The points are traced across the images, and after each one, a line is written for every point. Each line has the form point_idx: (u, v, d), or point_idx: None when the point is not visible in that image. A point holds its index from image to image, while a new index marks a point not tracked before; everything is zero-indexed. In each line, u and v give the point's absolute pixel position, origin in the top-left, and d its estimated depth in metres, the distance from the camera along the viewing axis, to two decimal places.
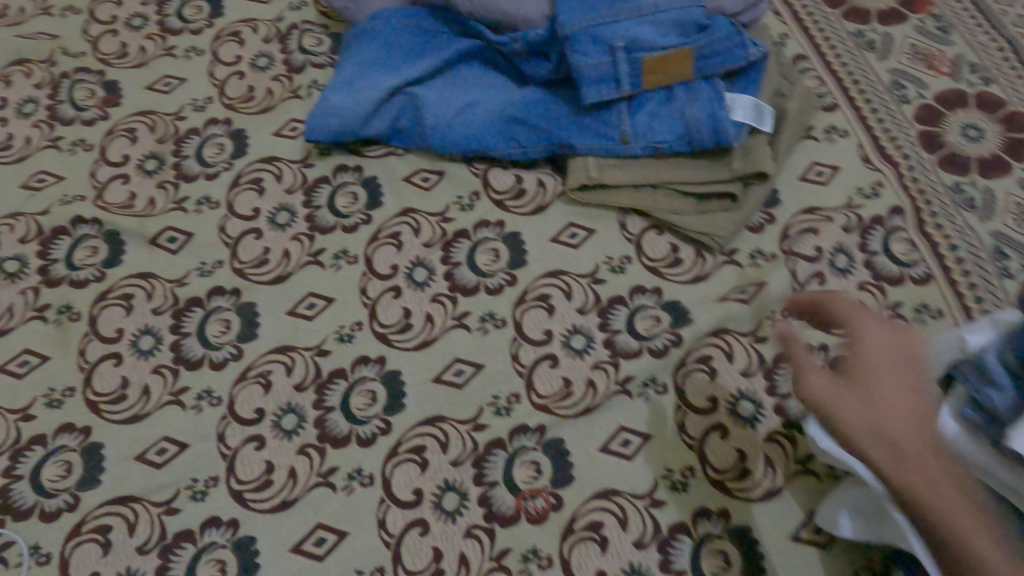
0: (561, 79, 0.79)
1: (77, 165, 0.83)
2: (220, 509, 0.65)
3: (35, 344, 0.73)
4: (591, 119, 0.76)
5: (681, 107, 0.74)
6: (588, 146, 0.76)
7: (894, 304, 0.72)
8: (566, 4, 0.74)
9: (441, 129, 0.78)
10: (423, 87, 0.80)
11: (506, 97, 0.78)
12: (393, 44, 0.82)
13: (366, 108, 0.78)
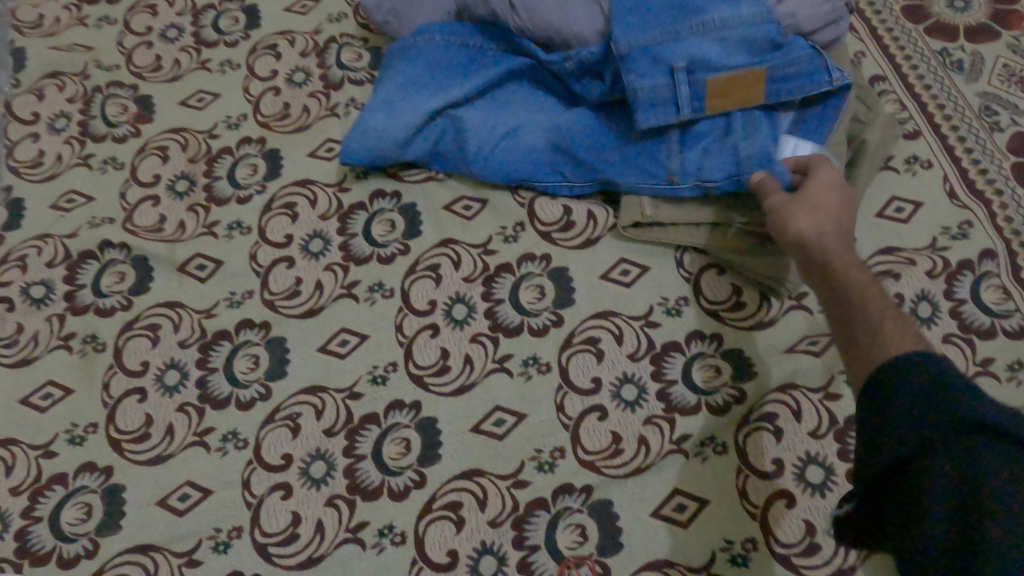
0: (614, 102, 0.73)
1: (107, 185, 0.80)
2: (243, 563, 0.61)
3: (59, 376, 0.70)
4: (642, 148, 0.70)
5: (736, 143, 0.67)
6: (637, 179, 0.70)
7: (984, 361, 0.64)
8: (624, 19, 0.68)
9: (483, 157, 0.73)
10: (465, 108, 0.75)
11: (552, 122, 0.73)
12: (437, 63, 0.77)
13: (403, 129, 0.73)
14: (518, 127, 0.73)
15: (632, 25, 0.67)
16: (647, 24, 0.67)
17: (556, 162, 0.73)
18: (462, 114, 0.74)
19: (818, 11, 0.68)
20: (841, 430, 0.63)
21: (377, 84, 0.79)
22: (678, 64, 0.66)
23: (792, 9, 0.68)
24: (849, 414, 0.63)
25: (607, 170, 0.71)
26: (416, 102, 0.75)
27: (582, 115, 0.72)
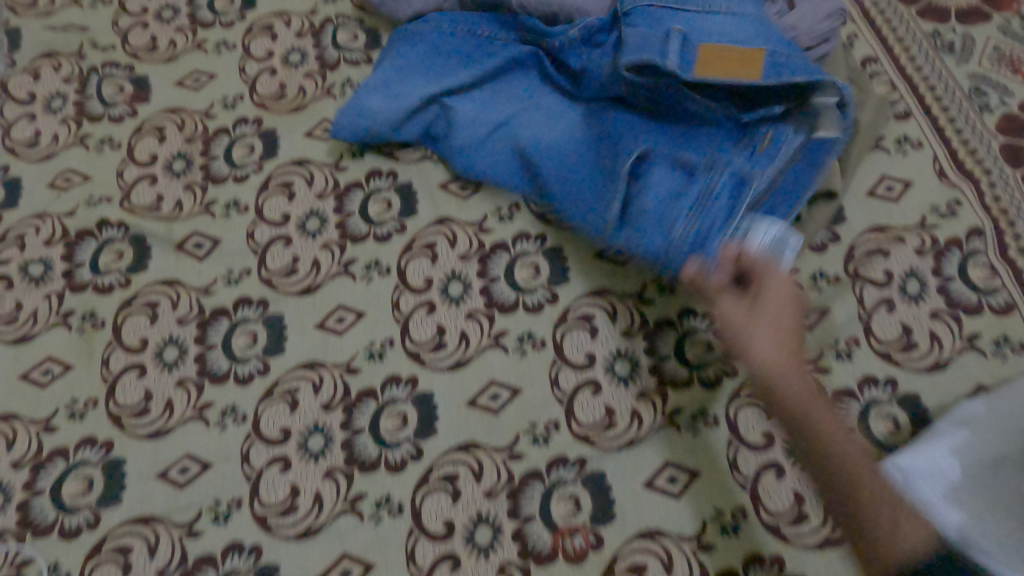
0: (592, 121, 0.72)
1: (104, 165, 0.80)
2: (243, 533, 0.62)
3: (58, 352, 0.71)
4: (603, 169, 0.69)
5: (686, 206, 0.64)
6: (581, 205, 0.69)
7: (970, 336, 0.65)
8: None
9: (468, 148, 0.74)
10: (460, 87, 0.75)
11: (529, 131, 0.73)
12: (443, 46, 0.78)
13: (402, 102, 0.75)
14: (501, 121, 0.74)
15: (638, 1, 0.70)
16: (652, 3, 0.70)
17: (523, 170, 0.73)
18: (453, 98, 0.75)
19: (817, 28, 0.72)
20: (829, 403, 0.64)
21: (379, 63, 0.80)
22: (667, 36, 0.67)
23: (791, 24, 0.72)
24: (837, 388, 0.64)
25: (561, 195, 0.70)
26: (418, 81, 0.77)
27: (560, 129, 0.72)
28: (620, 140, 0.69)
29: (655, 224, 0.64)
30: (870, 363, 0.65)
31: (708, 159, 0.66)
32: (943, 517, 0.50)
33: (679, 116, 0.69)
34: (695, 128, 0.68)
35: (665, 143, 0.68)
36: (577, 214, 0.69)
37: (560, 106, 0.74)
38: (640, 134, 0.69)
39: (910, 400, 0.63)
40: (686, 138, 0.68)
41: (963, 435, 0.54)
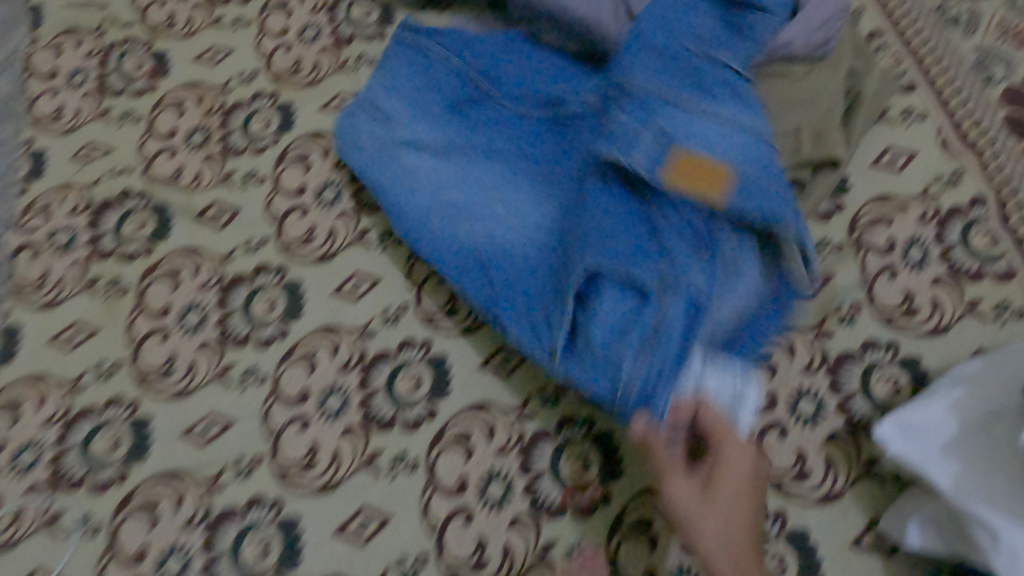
0: (546, 220, 0.65)
1: (126, 138, 0.82)
2: (264, 488, 0.65)
3: (84, 316, 0.73)
4: (545, 277, 0.63)
5: (633, 339, 0.57)
6: (525, 322, 0.63)
7: (971, 302, 0.67)
8: (638, 53, 0.65)
9: (411, 212, 0.69)
10: (429, 137, 0.71)
11: (478, 219, 0.66)
12: (432, 90, 0.74)
13: (381, 133, 0.73)
14: (455, 199, 0.68)
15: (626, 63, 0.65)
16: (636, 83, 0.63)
17: (465, 259, 0.66)
18: (420, 149, 0.71)
19: (812, 39, 0.69)
20: (832, 365, 0.66)
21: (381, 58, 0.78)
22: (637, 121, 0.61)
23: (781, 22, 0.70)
24: (840, 351, 0.66)
25: (497, 301, 0.64)
26: (399, 110, 0.73)
27: (511, 220, 0.66)
28: (564, 245, 0.62)
29: (596, 355, 0.58)
30: (872, 327, 0.67)
31: (665, 288, 0.56)
32: (938, 468, 0.52)
33: (638, 208, 0.61)
34: (659, 233, 0.59)
35: (623, 254, 0.58)
36: (512, 323, 0.63)
37: (520, 182, 0.68)
38: (600, 240, 0.58)
39: (911, 362, 0.65)
40: (655, 255, 0.58)
41: (960, 391, 0.55)
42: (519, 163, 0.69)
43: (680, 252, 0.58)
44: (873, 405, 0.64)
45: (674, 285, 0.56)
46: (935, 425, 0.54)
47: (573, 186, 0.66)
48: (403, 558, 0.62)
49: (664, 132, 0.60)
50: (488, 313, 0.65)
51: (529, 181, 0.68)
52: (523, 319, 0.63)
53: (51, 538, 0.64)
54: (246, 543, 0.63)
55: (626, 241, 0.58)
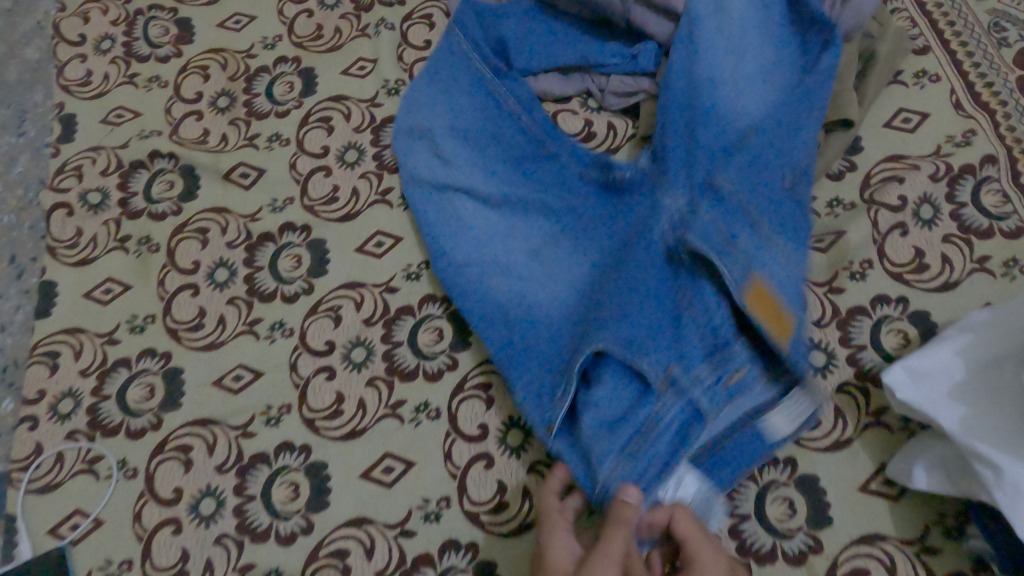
0: (572, 296, 0.67)
1: (153, 102, 0.85)
2: (293, 434, 0.68)
3: (117, 273, 0.76)
4: (557, 350, 0.64)
5: (626, 432, 0.58)
6: (530, 382, 0.64)
7: (981, 258, 0.68)
8: (717, 142, 0.66)
9: (451, 248, 0.71)
10: (480, 183, 0.73)
11: (505, 285, 0.68)
12: (505, 137, 0.74)
13: (437, 169, 0.75)
14: (489, 257, 0.70)
15: (677, 160, 0.65)
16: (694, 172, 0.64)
17: (487, 315, 0.67)
18: (470, 198, 0.73)
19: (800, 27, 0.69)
20: (842, 319, 0.68)
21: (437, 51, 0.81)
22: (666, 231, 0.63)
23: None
24: (850, 305, 0.68)
25: (509, 355, 0.65)
26: (459, 151, 0.75)
27: (541, 287, 0.68)
28: (585, 322, 0.63)
29: (588, 441, 0.59)
30: (883, 283, 0.68)
31: (673, 381, 0.58)
32: (944, 411, 0.54)
33: (659, 300, 0.61)
34: (677, 322, 0.60)
35: (643, 332, 0.60)
36: (518, 383, 0.64)
37: (553, 256, 0.69)
38: (622, 317, 0.60)
39: (921, 316, 0.67)
40: (668, 341, 0.59)
41: (966, 338, 0.57)
42: (554, 230, 0.70)
43: (692, 349, 0.58)
44: (882, 357, 0.66)
45: (683, 382, 0.58)
46: (944, 371, 0.56)
47: (600, 270, 0.67)
48: (427, 500, 0.64)
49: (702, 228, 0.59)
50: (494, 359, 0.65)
51: (561, 251, 0.69)
52: (529, 384, 0.64)
53: (91, 480, 0.68)
54: (276, 485, 0.66)
55: (644, 329, 0.60)
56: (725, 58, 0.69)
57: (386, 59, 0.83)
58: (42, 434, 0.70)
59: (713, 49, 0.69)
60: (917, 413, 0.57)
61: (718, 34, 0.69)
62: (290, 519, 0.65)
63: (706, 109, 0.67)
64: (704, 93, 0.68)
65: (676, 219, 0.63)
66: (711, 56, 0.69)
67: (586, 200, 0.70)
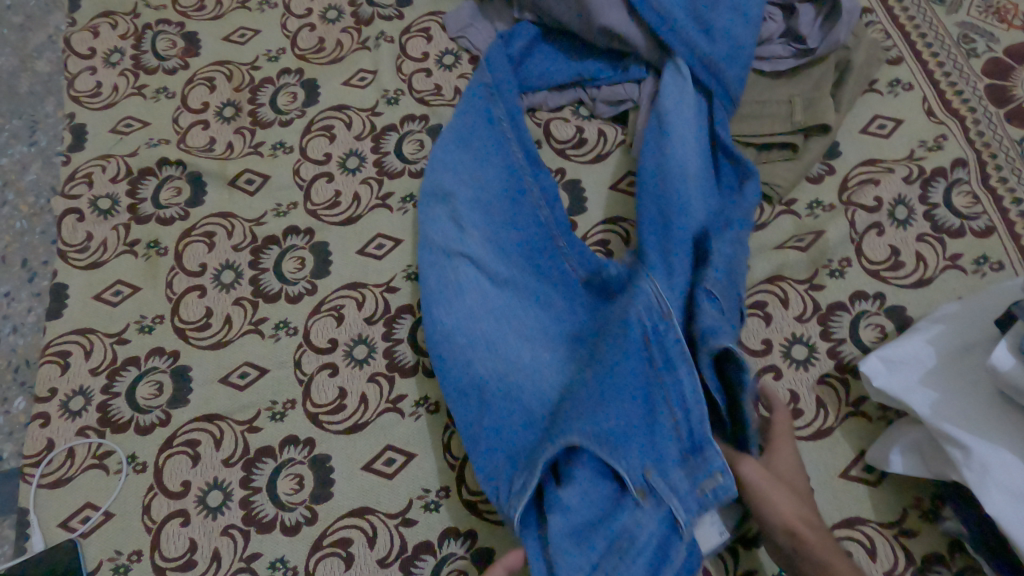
0: (547, 385, 0.64)
1: (161, 112, 0.88)
2: (298, 428, 0.70)
3: (126, 276, 0.79)
4: (526, 437, 0.62)
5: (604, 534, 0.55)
6: (499, 468, 0.61)
7: (952, 256, 0.72)
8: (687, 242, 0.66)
9: (435, 309, 0.68)
10: (476, 252, 0.70)
11: (488, 360, 0.65)
12: (494, 204, 0.73)
13: (447, 234, 0.72)
14: (477, 330, 0.67)
15: (659, 262, 0.66)
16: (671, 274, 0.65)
17: (465, 392, 0.65)
18: (470, 265, 0.70)
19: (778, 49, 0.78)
20: (823, 315, 0.71)
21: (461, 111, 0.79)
22: (647, 317, 0.60)
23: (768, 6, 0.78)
24: (830, 302, 0.71)
25: (479, 439, 0.63)
26: (473, 220, 0.72)
27: (522, 370, 0.64)
28: (565, 411, 0.60)
29: (557, 539, 0.55)
30: (860, 280, 0.72)
31: (652, 488, 0.55)
32: (917, 397, 0.57)
33: (642, 393, 0.58)
34: (655, 420, 0.57)
35: (620, 429, 0.57)
36: (482, 462, 0.62)
37: (531, 338, 0.66)
38: (603, 413, 0.58)
39: (896, 311, 0.70)
40: (645, 440, 0.57)
41: (938, 328, 0.60)
42: (537, 313, 0.68)
43: (666, 452, 0.56)
44: (861, 350, 0.69)
45: (662, 488, 0.55)
46: (917, 360, 0.59)
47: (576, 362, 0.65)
48: (426, 491, 0.67)
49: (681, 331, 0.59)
50: (468, 435, 0.63)
51: (542, 337, 0.67)
52: (492, 469, 0.61)
53: (101, 474, 0.70)
54: (281, 478, 0.69)
55: (626, 423, 0.57)
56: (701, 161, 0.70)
57: (385, 70, 0.87)
58: (53, 431, 0.72)
59: (692, 149, 0.71)
60: (893, 400, 0.60)
61: (698, 134, 0.72)
62: (294, 509, 0.67)
63: (680, 205, 0.67)
64: (684, 185, 0.68)
65: (655, 309, 0.60)
66: (687, 151, 0.70)
67: (571, 286, 0.69)
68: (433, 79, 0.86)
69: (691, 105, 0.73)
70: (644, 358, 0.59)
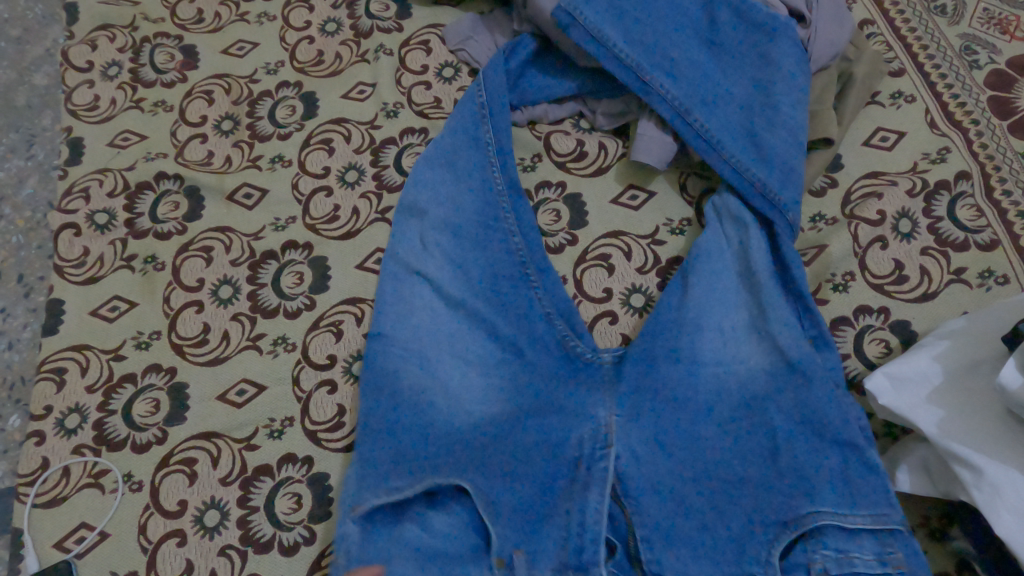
0: (476, 422, 0.66)
1: (159, 125, 0.87)
2: (296, 446, 0.70)
3: (123, 291, 0.78)
4: (434, 455, 0.64)
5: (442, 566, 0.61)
6: (394, 468, 0.63)
7: (957, 270, 0.71)
8: (680, 362, 0.65)
9: (386, 311, 0.71)
10: (434, 272, 0.72)
11: (417, 379, 0.67)
12: (467, 234, 0.73)
13: (412, 249, 0.74)
14: (417, 348, 0.69)
15: (681, 401, 0.64)
16: (651, 402, 0.65)
17: (395, 401, 0.66)
18: (427, 285, 0.72)
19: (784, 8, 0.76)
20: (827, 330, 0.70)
21: (453, 119, 0.79)
22: (586, 442, 0.65)
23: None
24: (834, 316, 0.71)
25: (382, 435, 0.65)
26: (440, 243, 0.73)
27: (460, 400, 0.67)
28: (472, 456, 0.64)
29: (396, 547, 0.61)
30: (865, 294, 0.71)
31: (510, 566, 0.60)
32: (924, 414, 0.56)
33: (542, 484, 0.64)
34: (553, 515, 0.63)
35: (515, 499, 0.63)
36: (376, 454, 0.64)
37: (485, 389, 0.68)
38: (507, 478, 0.63)
39: (901, 326, 0.69)
40: (530, 526, 0.62)
41: (943, 344, 0.59)
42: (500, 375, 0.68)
43: (547, 541, 0.62)
44: (866, 366, 0.68)
45: (519, 567, 0.60)
46: (922, 375, 0.58)
47: (513, 421, 0.66)
48: None
49: (622, 463, 0.64)
50: (376, 433, 0.65)
51: (494, 373, 0.68)
52: (385, 466, 0.64)
53: (96, 494, 0.69)
54: (279, 497, 0.68)
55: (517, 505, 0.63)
56: (719, 309, 0.67)
57: (385, 83, 0.87)
58: (48, 449, 0.71)
59: (711, 282, 0.68)
60: (899, 416, 0.58)
61: (726, 274, 0.69)
62: (292, 529, 0.66)
63: (689, 353, 0.66)
64: (699, 310, 0.67)
65: (600, 438, 0.65)
66: (708, 272, 0.68)
67: (544, 354, 0.68)
68: (432, 92, 0.86)
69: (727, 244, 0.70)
70: (563, 473, 0.64)
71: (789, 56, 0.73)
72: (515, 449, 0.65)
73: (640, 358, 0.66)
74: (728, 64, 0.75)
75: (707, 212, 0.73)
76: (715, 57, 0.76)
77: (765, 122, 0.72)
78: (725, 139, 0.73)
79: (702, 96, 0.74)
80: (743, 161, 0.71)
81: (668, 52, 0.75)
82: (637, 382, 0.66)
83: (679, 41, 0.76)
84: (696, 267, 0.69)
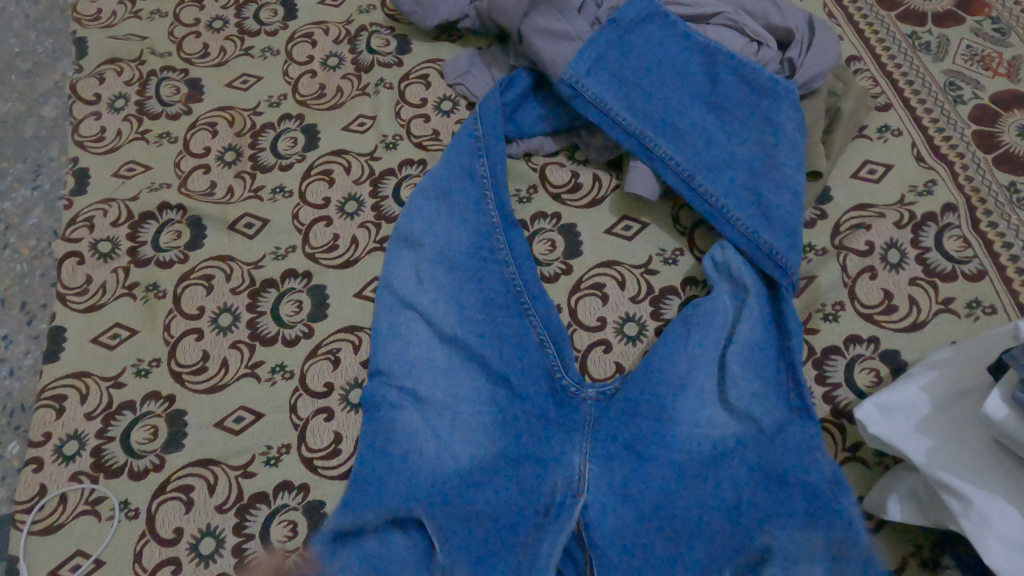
0: (455, 464, 0.66)
1: (163, 156, 0.89)
2: (292, 473, 0.70)
3: (125, 318, 0.79)
4: (411, 494, 0.65)
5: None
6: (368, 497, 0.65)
7: (945, 300, 0.72)
8: (660, 415, 0.66)
9: (381, 344, 0.73)
10: (424, 301, 0.74)
11: (407, 417, 0.69)
12: (462, 269, 0.75)
13: (407, 282, 0.75)
14: (410, 383, 0.70)
15: (661, 446, 0.65)
16: (632, 444, 0.67)
17: (378, 436, 0.69)
18: (417, 315, 0.74)
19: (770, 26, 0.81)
20: (818, 358, 0.71)
21: (454, 151, 0.80)
22: (558, 492, 0.66)
23: (759, 30, 0.80)
24: (825, 345, 0.72)
25: (365, 471, 0.67)
26: (434, 274, 0.75)
27: (441, 441, 0.67)
28: (444, 499, 0.65)
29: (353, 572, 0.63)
30: (855, 324, 0.72)
31: None
32: (913, 443, 0.57)
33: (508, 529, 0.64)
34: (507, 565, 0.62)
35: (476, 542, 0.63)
36: (354, 488, 0.66)
37: (470, 430, 0.68)
38: (478, 522, 0.64)
39: (891, 355, 0.70)
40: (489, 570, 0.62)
41: (932, 373, 0.60)
42: (485, 418, 0.69)
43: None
44: (857, 395, 0.69)
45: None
46: (912, 406, 0.59)
47: (493, 461, 0.67)
48: None
49: (590, 512, 0.65)
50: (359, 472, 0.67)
51: (480, 407, 0.69)
52: (362, 500, 0.65)
53: (92, 521, 0.69)
54: (274, 524, 0.68)
55: (477, 547, 0.63)
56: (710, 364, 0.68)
57: (384, 116, 0.89)
58: (46, 476, 0.71)
59: (704, 327, 0.69)
60: (890, 445, 0.59)
61: (717, 318, 0.70)
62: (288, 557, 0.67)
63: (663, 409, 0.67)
64: (687, 364, 0.68)
65: (571, 487, 0.66)
66: (704, 324, 0.69)
67: (532, 400, 0.69)
68: (431, 125, 0.88)
69: (719, 288, 0.72)
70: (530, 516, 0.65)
71: (793, 122, 0.74)
72: (490, 486, 0.66)
73: (626, 406, 0.68)
74: (735, 129, 0.76)
75: (708, 266, 0.74)
76: (717, 111, 0.78)
77: (770, 184, 0.73)
78: (720, 189, 0.75)
79: (701, 139, 0.77)
80: (749, 222, 0.73)
81: (673, 118, 0.78)
82: (613, 434, 0.68)
83: (678, 87, 0.79)
84: (694, 322, 0.70)
